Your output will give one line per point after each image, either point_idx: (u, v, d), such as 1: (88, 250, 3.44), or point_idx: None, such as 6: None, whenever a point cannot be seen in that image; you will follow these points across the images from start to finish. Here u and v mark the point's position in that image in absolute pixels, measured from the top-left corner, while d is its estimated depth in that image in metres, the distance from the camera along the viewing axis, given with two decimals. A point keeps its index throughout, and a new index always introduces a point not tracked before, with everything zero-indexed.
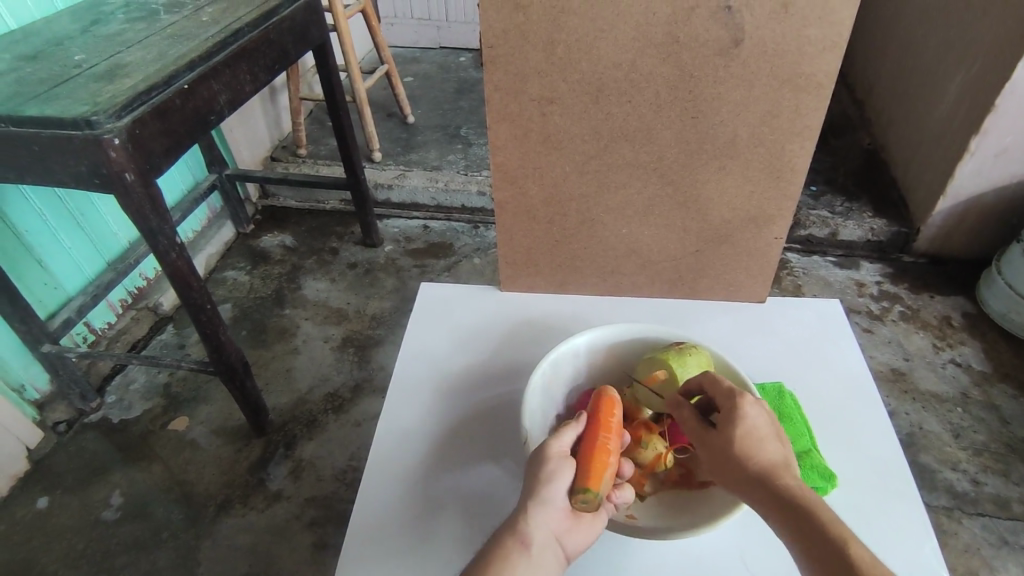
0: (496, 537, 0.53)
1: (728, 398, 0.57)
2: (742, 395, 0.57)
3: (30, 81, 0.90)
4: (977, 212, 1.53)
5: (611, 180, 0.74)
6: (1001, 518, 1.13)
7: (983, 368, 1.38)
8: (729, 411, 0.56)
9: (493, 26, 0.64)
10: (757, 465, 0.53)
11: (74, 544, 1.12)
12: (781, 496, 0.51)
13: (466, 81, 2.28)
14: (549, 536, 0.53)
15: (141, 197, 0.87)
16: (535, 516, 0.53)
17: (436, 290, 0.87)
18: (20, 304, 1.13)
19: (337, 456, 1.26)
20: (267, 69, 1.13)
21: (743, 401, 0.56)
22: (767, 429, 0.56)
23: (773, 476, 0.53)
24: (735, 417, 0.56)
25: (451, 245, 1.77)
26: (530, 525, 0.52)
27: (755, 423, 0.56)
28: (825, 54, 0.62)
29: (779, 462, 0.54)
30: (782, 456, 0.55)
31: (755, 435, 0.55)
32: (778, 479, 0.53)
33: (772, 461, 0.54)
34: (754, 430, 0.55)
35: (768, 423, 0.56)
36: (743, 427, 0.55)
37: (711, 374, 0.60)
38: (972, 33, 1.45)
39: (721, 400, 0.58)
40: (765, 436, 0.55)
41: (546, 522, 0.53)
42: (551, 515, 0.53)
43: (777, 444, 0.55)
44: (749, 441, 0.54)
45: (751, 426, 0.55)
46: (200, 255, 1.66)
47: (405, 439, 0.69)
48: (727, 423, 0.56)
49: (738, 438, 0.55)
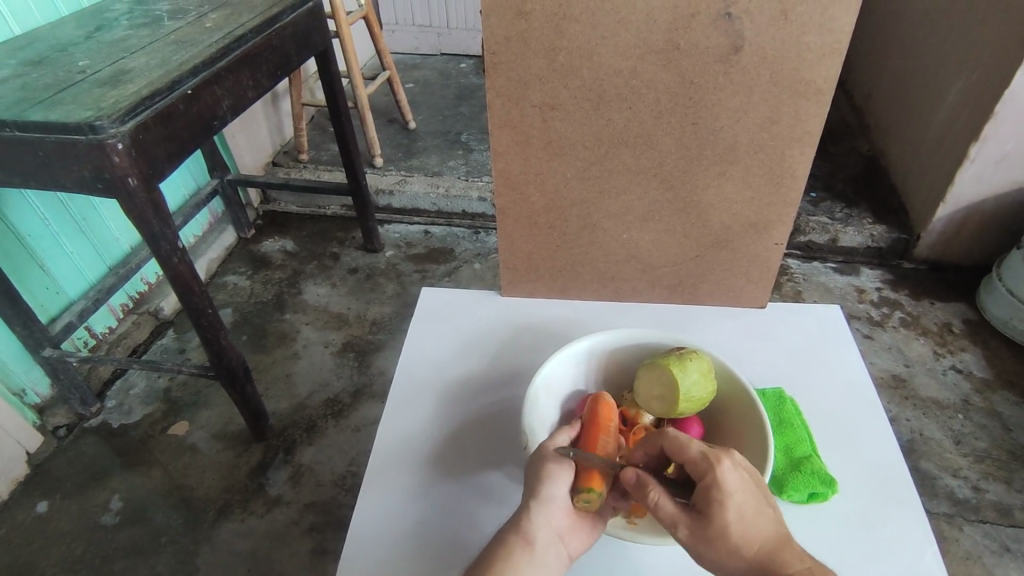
0: (499, 536, 0.54)
1: (707, 475, 0.51)
2: (722, 468, 0.51)
3: (34, 86, 0.90)
4: (977, 219, 1.53)
5: (611, 186, 0.75)
6: (1002, 525, 1.12)
7: (983, 375, 1.38)
8: (714, 495, 0.50)
9: (495, 33, 0.64)
10: (756, 551, 0.50)
11: (73, 548, 1.12)
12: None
13: (467, 87, 2.29)
14: (552, 535, 0.54)
15: (144, 202, 0.88)
16: (537, 516, 0.54)
17: (436, 295, 0.88)
18: (22, 308, 1.13)
19: (337, 461, 1.26)
20: (270, 74, 1.14)
21: (725, 476, 0.51)
22: (752, 502, 0.51)
23: (774, 561, 0.50)
24: (723, 502, 0.50)
25: (451, 250, 1.77)
26: (532, 525, 0.53)
27: (741, 500, 0.50)
28: (825, 61, 0.62)
29: (773, 536, 0.51)
30: (774, 530, 0.51)
31: (746, 515, 0.50)
32: (780, 563, 0.49)
33: (768, 539, 0.50)
34: (742, 509, 0.50)
35: (751, 491, 0.51)
36: (732, 511, 0.50)
37: (681, 443, 0.53)
38: (972, 41, 1.45)
39: (701, 479, 0.51)
40: (752, 510, 0.51)
41: (547, 522, 0.54)
42: (552, 514, 0.54)
43: (766, 515, 0.51)
44: (741, 525, 0.50)
45: (740, 506, 0.50)
46: (202, 260, 1.66)
47: (404, 444, 0.69)
48: (714, 511, 0.50)
49: (732, 527, 0.49)
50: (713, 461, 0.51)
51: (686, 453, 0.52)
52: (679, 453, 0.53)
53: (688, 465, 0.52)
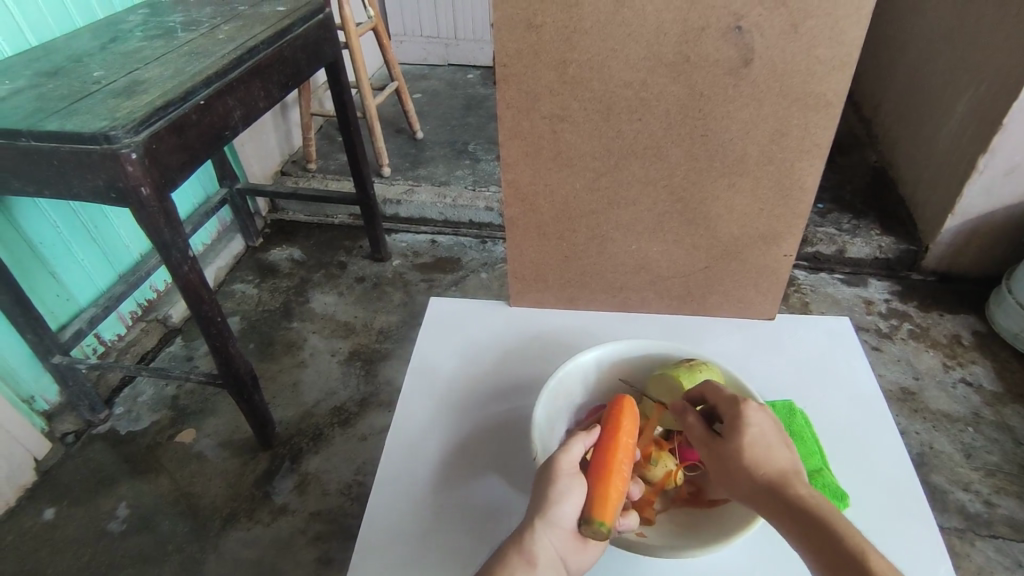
0: (500, 555, 0.52)
1: (732, 406, 0.57)
2: (747, 403, 0.57)
3: (50, 96, 0.92)
4: (986, 230, 1.53)
5: (621, 197, 0.75)
6: (1015, 541, 1.11)
7: (994, 388, 1.37)
8: (733, 419, 0.56)
9: (507, 46, 0.65)
10: (765, 474, 0.53)
11: (79, 556, 1.12)
12: (791, 503, 0.51)
13: (475, 97, 2.30)
14: (554, 556, 0.52)
15: (156, 211, 0.88)
16: (541, 536, 0.52)
17: (446, 304, 0.88)
18: (32, 315, 1.14)
19: (344, 470, 1.25)
20: (281, 85, 1.15)
21: (749, 410, 0.56)
22: (773, 436, 0.55)
23: (782, 485, 0.52)
24: (742, 425, 0.55)
25: (458, 259, 1.77)
26: (536, 544, 0.52)
27: (760, 431, 0.55)
28: (834, 74, 0.63)
29: (788, 470, 0.53)
30: (791, 464, 0.54)
31: (764, 444, 0.54)
32: (789, 488, 0.52)
33: (781, 468, 0.53)
34: (759, 437, 0.55)
35: (775, 429, 0.56)
36: (749, 435, 0.55)
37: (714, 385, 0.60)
38: (980, 54, 1.45)
39: (726, 408, 0.57)
40: (772, 443, 0.55)
41: (551, 541, 0.52)
42: (556, 533, 0.53)
43: (784, 451, 0.55)
44: (756, 449, 0.54)
45: (757, 434, 0.55)
46: (210, 268, 1.67)
47: (413, 451, 0.69)
48: (734, 432, 0.55)
49: (745, 448, 0.54)
50: (740, 397, 0.57)
51: (719, 391, 0.59)
52: (715, 392, 0.60)
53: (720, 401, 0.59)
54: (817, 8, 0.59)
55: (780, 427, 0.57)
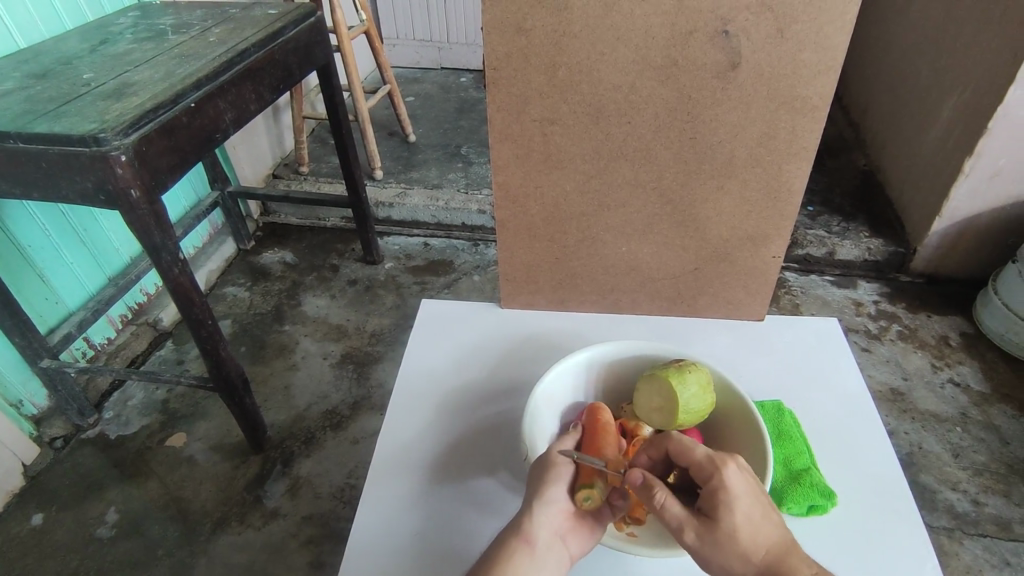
0: (500, 540, 0.55)
1: (713, 479, 0.51)
2: (728, 472, 0.51)
3: (38, 99, 0.91)
4: (973, 233, 1.55)
5: (611, 199, 0.75)
6: (1003, 540, 1.12)
7: (981, 388, 1.39)
8: (720, 497, 0.50)
9: (496, 49, 0.65)
10: (764, 557, 0.49)
11: (67, 561, 1.11)
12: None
13: (467, 100, 2.31)
14: (551, 536, 0.54)
15: (146, 213, 0.88)
16: (538, 517, 0.54)
17: (438, 306, 0.88)
18: (21, 318, 1.13)
19: (335, 474, 1.25)
20: (272, 88, 1.15)
21: (733, 481, 0.51)
22: (759, 505, 0.51)
23: (783, 567, 0.49)
24: (731, 503, 0.50)
25: (451, 262, 1.77)
26: (533, 525, 0.54)
27: (748, 503, 0.50)
28: (820, 77, 0.63)
29: (782, 544, 0.50)
30: (782, 535, 0.51)
31: (752, 521, 0.50)
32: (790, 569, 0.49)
33: (773, 544, 0.50)
34: (749, 512, 0.50)
35: (758, 494, 0.51)
36: (738, 515, 0.50)
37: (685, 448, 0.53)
38: (965, 59, 1.47)
39: (709, 483, 0.51)
40: (759, 514, 0.50)
41: (547, 523, 0.54)
42: (553, 514, 0.55)
43: (771, 521, 0.51)
44: (749, 528, 0.49)
45: (746, 510, 0.50)
46: (201, 271, 1.66)
47: (404, 454, 0.69)
48: (722, 516, 0.50)
49: (739, 531, 0.49)
50: (719, 466, 0.51)
51: (692, 457, 0.53)
52: (685, 457, 0.54)
53: (694, 469, 0.53)
54: (803, 12, 0.60)
55: (760, 489, 0.52)
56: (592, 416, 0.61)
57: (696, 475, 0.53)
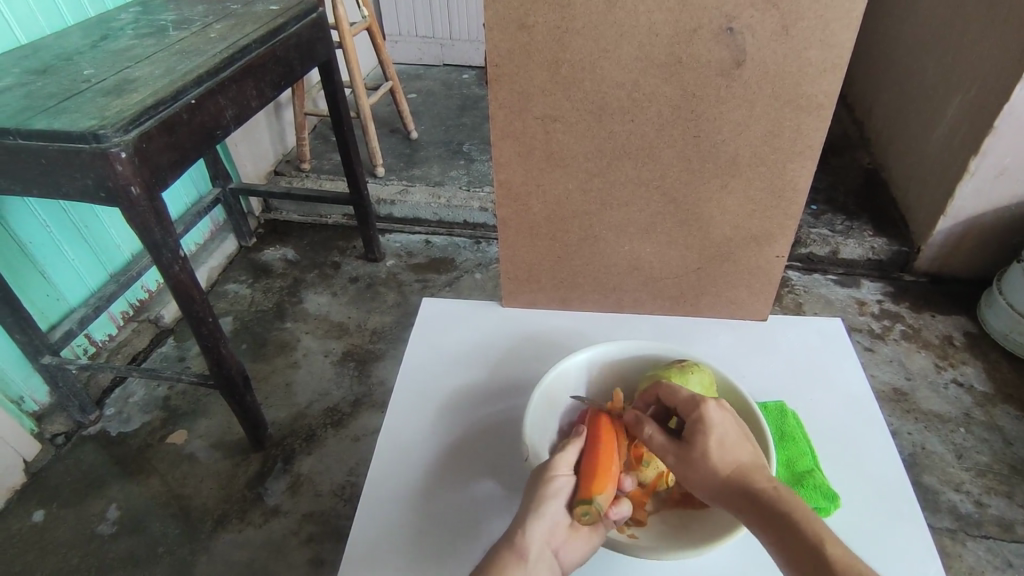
0: (493, 550, 0.53)
1: (693, 410, 0.56)
2: (707, 406, 0.56)
3: (39, 95, 0.91)
4: (978, 232, 1.54)
5: (614, 197, 0.75)
6: (1005, 541, 1.11)
7: (985, 389, 1.38)
8: (697, 423, 0.55)
9: (498, 47, 0.65)
10: (731, 473, 0.53)
11: (68, 558, 1.11)
12: (759, 499, 0.52)
13: (470, 97, 2.30)
14: (544, 548, 0.53)
15: (146, 210, 0.88)
16: (532, 529, 0.53)
17: (438, 306, 0.87)
18: (22, 315, 1.13)
19: (336, 472, 1.25)
20: (274, 84, 1.14)
21: (712, 413, 0.56)
22: (736, 434, 0.55)
23: (748, 481, 0.53)
24: (705, 428, 0.55)
25: (452, 260, 1.77)
26: (527, 538, 0.52)
27: (724, 431, 0.55)
28: (825, 75, 0.63)
29: (751, 465, 0.54)
30: (752, 458, 0.55)
31: (724, 442, 0.55)
32: (754, 482, 0.53)
33: (743, 464, 0.54)
34: (724, 438, 0.55)
35: (736, 426, 0.56)
36: (711, 436, 0.55)
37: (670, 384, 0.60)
38: (971, 57, 1.46)
39: (688, 413, 0.57)
40: (735, 440, 0.55)
41: (542, 534, 0.53)
42: (548, 528, 0.53)
43: (746, 446, 0.55)
44: (721, 449, 0.54)
45: (720, 435, 0.55)
46: (202, 267, 1.66)
47: (404, 454, 0.69)
48: (696, 436, 0.55)
49: (710, 451, 0.54)
50: (699, 401, 0.57)
51: (677, 395, 0.58)
52: (672, 398, 0.59)
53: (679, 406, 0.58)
54: (808, 9, 0.59)
55: (742, 424, 0.57)
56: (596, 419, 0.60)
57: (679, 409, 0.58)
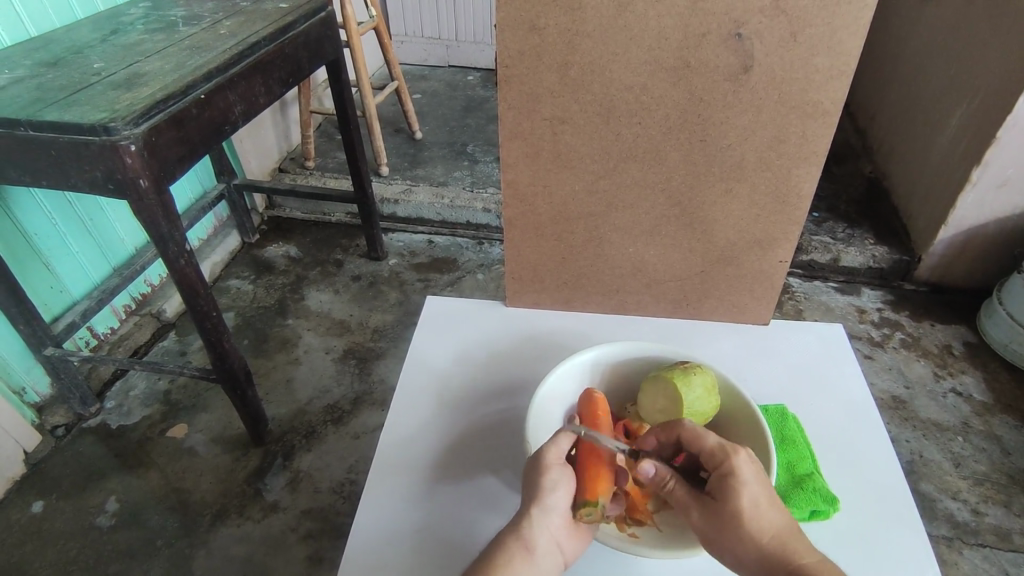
0: (498, 542, 0.54)
1: (724, 464, 0.54)
2: (738, 460, 0.54)
3: (49, 87, 0.91)
4: (978, 242, 1.55)
5: (619, 200, 0.75)
6: (1002, 550, 1.12)
7: (983, 399, 1.38)
8: (727, 482, 0.53)
9: (509, 47, 0.65)
10: (768, 542, 0.51)
11: (67, 549, 1.11)
12: (798, 571, 0.50)
13: (475, 99, 2.31)
14: (549, 543, 0.54)
15: (154, 204, 0.88)
16: (537, 524, 0.53)
17: (442, 304, 0.88)
18: (26, 306, 1.14)
19: (336, 468, 1.25)
20: (282, 81, 1.15)
21: (739, 468, 0.53)
22: (765, 491, 0.53)
23: (785, 550, 0.51)
24: (737, 489, 0.52)
25: (455, 260, 1.78)
26: (534, 531, 0.53)
27: (754, 490, 0.53)
28: (832, 82, 0.63)
29: (784, 529, 0.52)
30: (786, 521, 0.52)
31: (754, 507, 0.52)
32: (790, 552, 0.51)
33: (775, 532, 0.52)
34: (756, 498, 0.52)
35: (765, 483, 0.54)
36: (742, 499, 0.52)
37: (691, 429, 0.57)
38: (974, 69, 1.47)
39: (718, 469, 0.54)
40: (765, 500, 0.53)
41: (547, 528, 0.54)
42: (552, 521, 0.54)
43: (774, 508, 0.53)
44: (755, 512, 0.52)
45: (753, 494, 0.52)
46: (206, 262, 1.67)
47: (408, 450, 0.69)
48: (726, 497, 0.53)
49: (747, 514, 0.52)
50: (730, 452, 0.54)
51: (704, 442, 0.55)
52: (697, 444, 0.56)
53: (705, 455, 0.55)
54: (817, 17, 0.60)
55: (767, 479, 0.55)
56: (591, 416, 0.64)
57: (705, 459, 0.55)
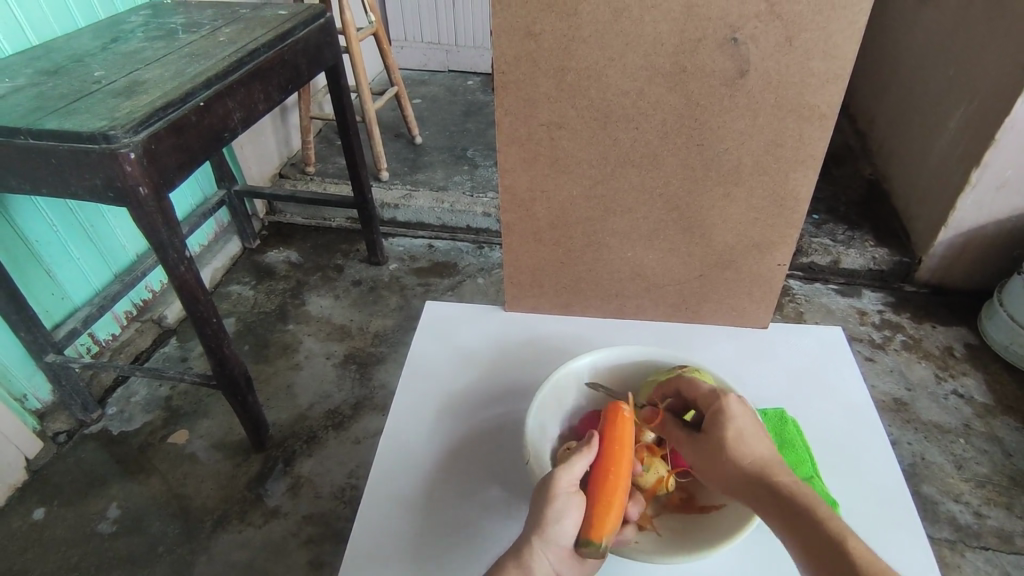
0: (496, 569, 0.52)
1: (713, 404, 0.59)
2: (727, 400, 0.59)
3: (50, 96, 0.92)
4: (978, 243, 1.54)
5: (617, 204, 0.75)
6: (1005, 552, 1.11)
7: (985, 400, 1.38)
8: (715, 417, 0.58)
9: (505, 53, 0.65)
10: (749, 466, 0.55)
11: (69, 556, 1.11)
12: (777, 490, 0.53)
13: (474, 103, 2.31)
14: (549, 573, 0.52)
15: (154, 211, 0.88)
16: (537, 554, 0.52)
17: (442, 308, 0.88)
18: (27, 313, 1.14)
19: (336, 473, 1.25)
20: (281, 88, 1.15)
21: (727, 405, 0.59)
22: (753, 428, 0.58)
23: (767, 474, 0.54)
24: (723, 421, 0.58)
25: (455, 264, 1.78)
26: (534, 561, 0.52)
27: (743, 425, 0.57)
28: (828, 86, 0.63)
29: (769, 458, 0.56)
30: (772, 454, 0.56)
31: (738, 436, 0.57)
32: (771, 476, 0.54)
33: (758, 459, 0.55)
34: (742, 432, 0.57)
35: (754, 422, 0.58)
36: (726, 429, 0.57)
37: (690, 379, 0.63)
38: (973, 71, 1.47)
39: (707, 406, 0.60)
40: (753, 434, 0.57)
41: (548, 558, 0.52)
42: (554, 552, 0.53)
43: (761, 441, 0.57)
44: (740, 442, 0.56)
45: (740, 426, 0.57)
46: (207, 268, 1.67)
47: (409, 457, 0.69)
48: (712, 428, 0.58)
49: (730, 442, 0.56)
50: (720, 394, 0.60)
51: (699, 390, 0.61)
52: (692, 390, 0.62)
53: (699, 400, 0.61)
54: (812, 21, 0.60)
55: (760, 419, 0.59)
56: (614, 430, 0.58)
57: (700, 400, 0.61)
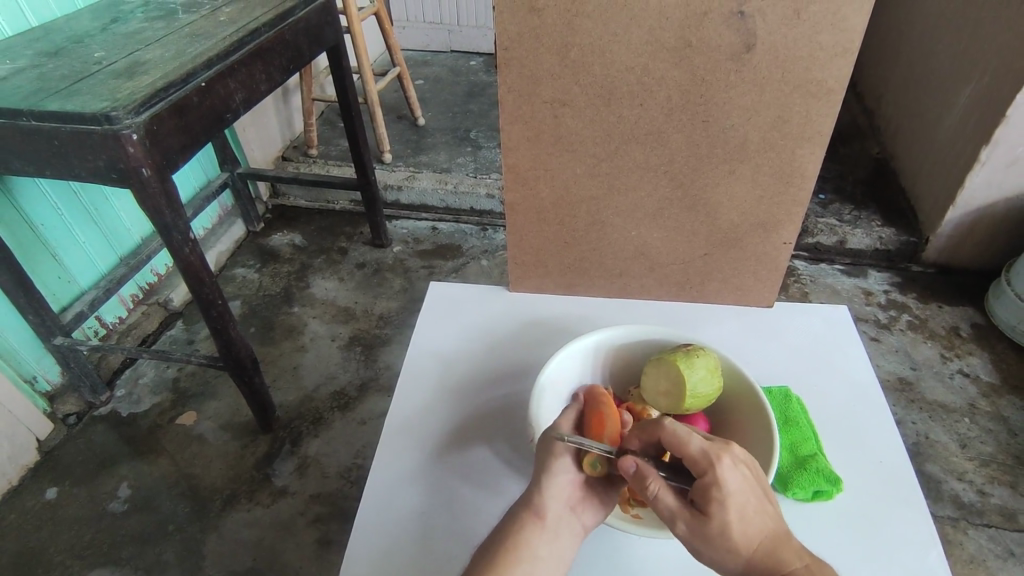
0: (512, 514, 0.56)
1: (707, 474, 0.49)
2: (722, 466, 0.49)
3: (51, 76, 0.92)
4: (986, 223, 1.53)
5: (622, 182, 0.75)
6: (1007, 530, 1.12)
7: (991, 379, 1.38)
8: (712, 493, 0.49)
9: (508, 29, 0.65)
10: (756, 551, 0.49)
11: (82, 534, 1.13)
12: None
13: (477, 84, 2.29)
14: (563, 508, 0.56)
15: (157, 192, 0.88)
16: (547, 490, 0.56)
17: (446, 289, 0.88)
18: (34, 296, 1.14)
19: (344, 454, 1.26)
20: (283, 68, 1.14)
21: (725, 476, 0.49)
22: (753, 497, 0.50)
23: (776, 560, 0.49)
24: (724, 501, 0.48)
25: (459, 247, 1.78)
26: (545, 495, 0.56)
27: (742, 499, 0.49)
28: (836, 60, 0.62)
29: (774, 534, 0.50)
30: (778, 526, 0.50)
31: (742, 517, 0.49)
32: (782, 558, 0.49)
33: (766, 539, 0.49)
34: (741, 508, 0.49)
35: (752, 487, 0.50)
36: (729, 510, 0.48)
37: (671, 434, 0.52)
38: (984, 46, 1.45)
39: (701, 477, 0.50)
40: (755, 507, 0.50)
41: (558, 494, 0.56)
42: (563, 489, 0.56)
43: (764, 514, 0.50)
44: (743, 525, 0.49)
45: (742, 506, 0.49)
46: (212, 251, 1.68)
47: (413, 433, 0.70)
48: (712, 509, 0.49)
49: (735, 529, 0.48)
50: (713, 461, 0.50)
51: (685, 449, 0.51)
52: (678, 448, 0.51)
53: (688, 462, 0.51)
54: None
55: (756, 477, 0.51)
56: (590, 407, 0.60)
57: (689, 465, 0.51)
